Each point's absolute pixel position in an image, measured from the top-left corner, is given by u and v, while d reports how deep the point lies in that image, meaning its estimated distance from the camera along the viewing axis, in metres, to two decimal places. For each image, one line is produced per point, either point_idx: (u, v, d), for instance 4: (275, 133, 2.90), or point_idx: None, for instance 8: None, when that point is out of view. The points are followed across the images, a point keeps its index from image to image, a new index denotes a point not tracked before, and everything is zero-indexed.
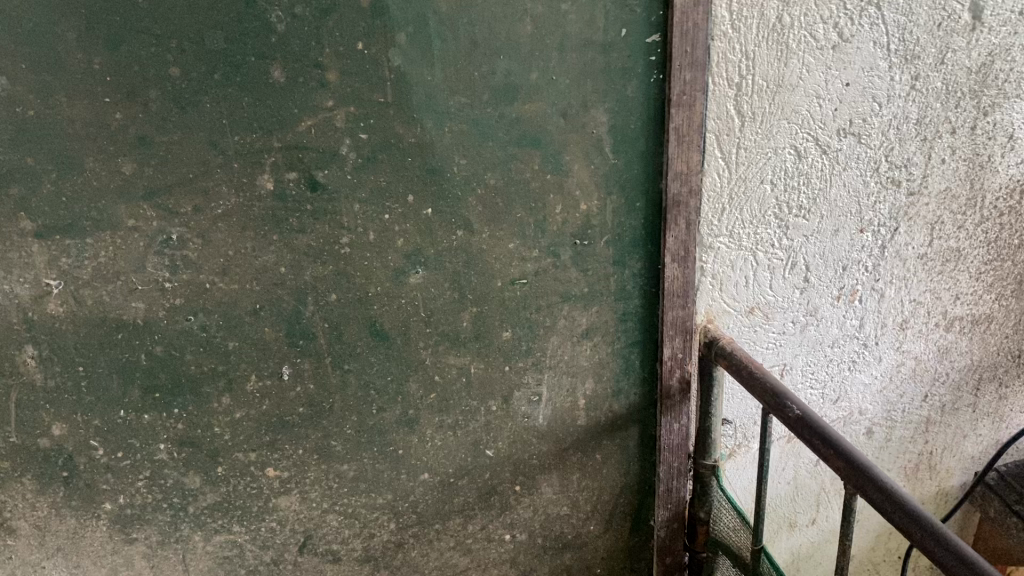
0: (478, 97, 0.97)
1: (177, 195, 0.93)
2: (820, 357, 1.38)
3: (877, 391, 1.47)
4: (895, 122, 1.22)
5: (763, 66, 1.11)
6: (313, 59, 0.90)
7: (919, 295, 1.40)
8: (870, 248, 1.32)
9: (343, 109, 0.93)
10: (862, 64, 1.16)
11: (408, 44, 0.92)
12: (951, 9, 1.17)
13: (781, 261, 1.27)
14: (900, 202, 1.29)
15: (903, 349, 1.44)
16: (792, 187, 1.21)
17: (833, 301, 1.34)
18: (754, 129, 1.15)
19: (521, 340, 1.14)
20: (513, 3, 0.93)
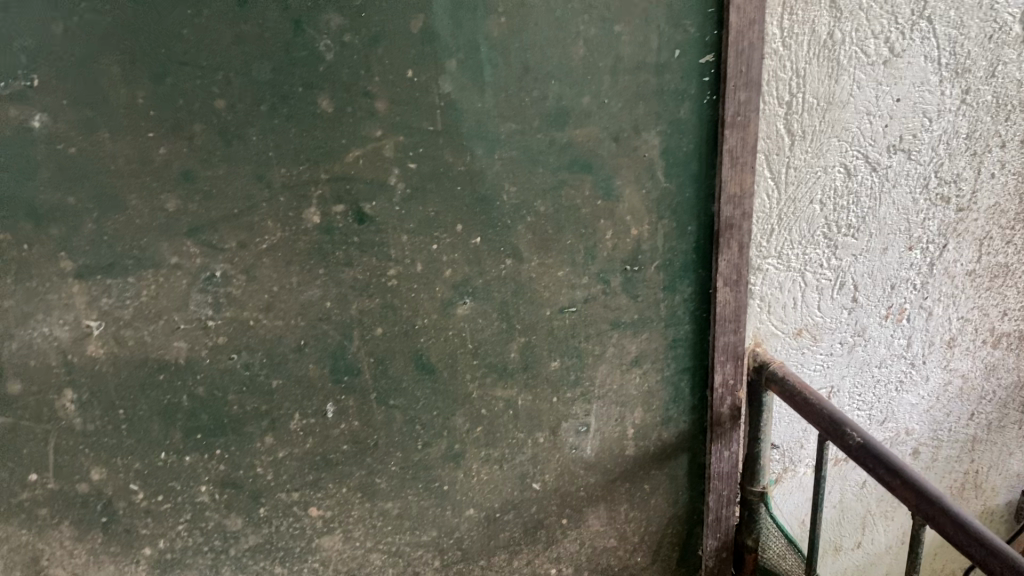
0: (529, 122, 0.94)
1: (222, 231, 0.90)
2: (867, 378, 1.35)
3: (924, 411, 1.43)
4: (946, 137, 1.19)
5: (813, 83, 1.08)
6: (362, 88, 0.87)
7: (967, 311, 1.36)
8: (919, 266, 1.28)
9: (391, 139, 0.90)
10: (913, 79, 1.13)
11: (459, 70, 0.89)
12: (1001, 21, 1.14)
13: (829, 281, 1.24)
14: (950, 217, 1.26)
15: (950, 367, 1.41)
16: (841, 206, 1.18)
17: (881, 320, 1.31)
18: (804, 148, 1.12)
19: (570, 370, 1.10)
20: (566, 27, 0.90)
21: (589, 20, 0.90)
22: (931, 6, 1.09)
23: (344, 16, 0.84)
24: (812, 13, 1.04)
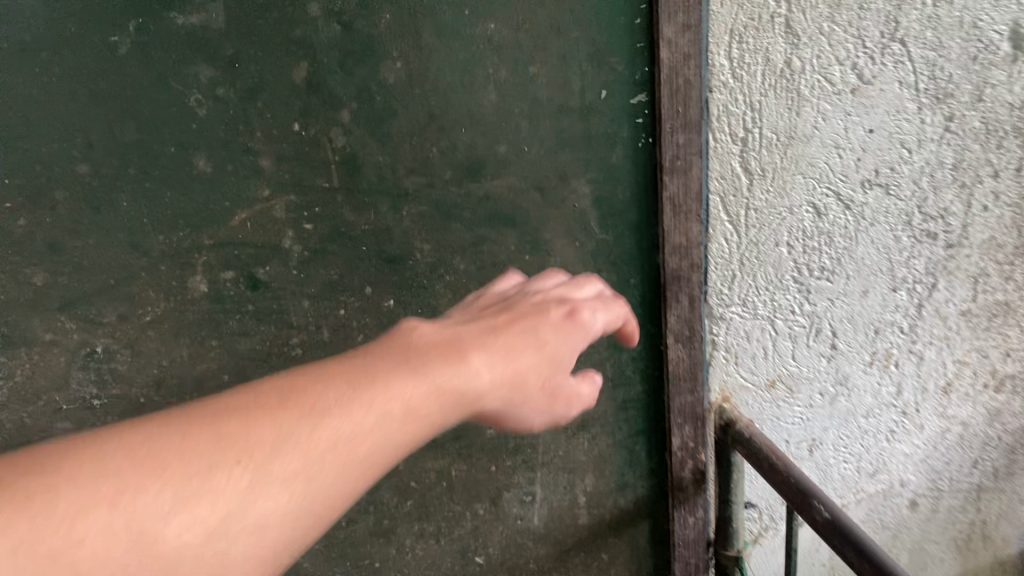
0: (439, 175, 0.84)
1: (99, 304, 0.82)
2: (853, 429, 1.24)
3: (919, 461, 1.31)
4: (929, 170, 1.05)
5: (770, 117, 0.98)
6: (243, 144, 0.78)
7: (963, 353, 1.22)
8: (905, 308, 1.15)
9: (281, 198, 0.81)
10: (887, 108, 1.00)
11: (354, 122, 0.80)
12: (988, 40, 0.98)
13: (803, 328, 1.13)
14: (938, 256, 1.12)
15: (947, 414, 1.28)
16: (812, 248, 1.07)
17: (865, 366, 1.19)
18: (765, 188, 1.02)
19: (508, 437, 1.01)
20: (472, 69, 0.80)
21: (500, 61, 0.80)
22: (903, 26, 0.95)
23: (216, 68, 0.75)
24: (766, 41, 0.94)
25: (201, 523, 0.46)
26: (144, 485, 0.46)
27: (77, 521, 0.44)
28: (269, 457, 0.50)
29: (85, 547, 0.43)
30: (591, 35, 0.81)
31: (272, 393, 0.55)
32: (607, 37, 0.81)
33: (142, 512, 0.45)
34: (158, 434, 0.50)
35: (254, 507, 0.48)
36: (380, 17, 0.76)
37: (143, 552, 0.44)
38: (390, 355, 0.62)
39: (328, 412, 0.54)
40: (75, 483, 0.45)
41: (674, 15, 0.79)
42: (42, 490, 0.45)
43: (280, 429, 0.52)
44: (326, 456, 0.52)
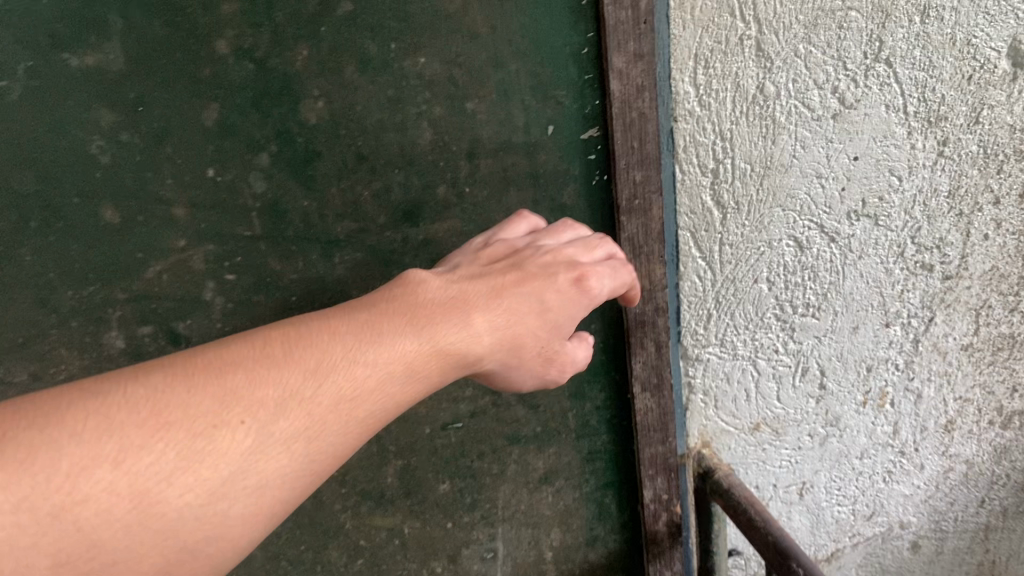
0: (373, 220, 0.77)
1: (7, 362, 0.76)
2: (846, 471, 1.15)
3: (920, 501, 1.21)
4: (921, 198, 0.96)
5: (742, 146, 0.89)
6: (153, 193, 0.72)
7: (965, 392, 1.12)
8: (901, 345, 1.06)
9: (198, 249, 0.75)
10: (872, 133, 0.91)
11: (273, 166, 0.73)
12: (983, 58, 0.90)
13: (788, 368, 1.04)
14: (934, 287, 1.02)
15: (949, 453, 1.17)
16: (794, 283, 0.98)
17: (858, 407, 1.09)
18: (739, 222, 0.93)
19: (464, 492, 0.94)
20: (402, 106, 0.73)
21: (432, 97, 0.73)
22: (888, 45, 0.87)
23: (118, 111, 0.69)
24: (735, 66, 0.86)
25: (203, 483, 0.44)
26: (145, 443, 0.43)
27: (75, 483, 0.41)
28: (270, 418, 0.48)
29: (84, 510, 0.41)
30: (533, 66, 0.74)
31: (270, 345, 0.52)
32: (551, 68, 0.74)
33: (145, 474, 0.43)
34: (153, 386, 0.46)
35: (257, 467, 0.46)
36: (297, 52, 0.69)
37: (145, 517, 0.42)
38: (392, 309, 0.59)
39: (331, 370, 0.51)
40: (71, 439, 0.42)
41: (625, 44, 0.72)
42: (35, 445, 0.41)
43: (282, 386, 0.49)
44: (327, 417, 0.50)
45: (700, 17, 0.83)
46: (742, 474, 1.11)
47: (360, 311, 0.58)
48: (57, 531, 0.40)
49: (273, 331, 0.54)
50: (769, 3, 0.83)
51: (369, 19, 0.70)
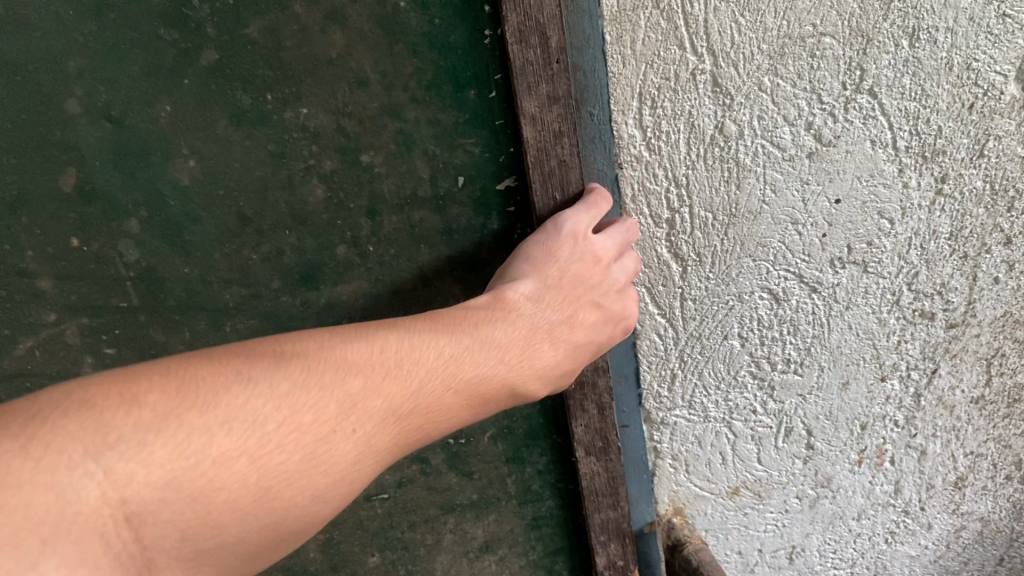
0: (265, 285, 0.69)
1: None
2: (842, 533, 0.96)
3: (930, 561, 1.00)
4: (918, 241, 0.77)
5: (701, 193, 0.72)
6: (13, 265, 0.66)
7: (977, 448, 0.91)
8: (898, 401, 0.87)
9: (72, 321, 0.68)
10: (856, 171, 0.72)
11: (145, 232, 0.66)
12: (986, 83, 0.69)
13: (768, 429, 0.87)
14: (937, 337, 0.83)
15: (961, 511, 0.96)
16: (771, 339, 0.81)
17: (852, 467, 0.91)
18: (702, 275, 0.77)
19: (397, 563, 0.87)
20: (286, 161, 0.65)
21: (321, 151, 0.65)
22: (872, 73, 0.68)
23: None
24: (688, 104, 0.68)
25: (311, 487, 0.45)
26: (277, 442, 0.43)
27: (218, 471, 0.40)
28: (369, 432, 0.49)
29: (223, 497, 0.40)
30: (436, 113, 0.65)
31: (379, 353, 0.52)
32: (456, 114, 0.65)
33: (271, 474, 0.43)
34: (290, 381, 0.45)
35: (347, 477, 0.47)
36: (158, 109, 0.62)
37: (260, 511, 0.42)
38: (483, 325, 0.59)
39: (421, 391, 0.53)
40: (222, 422, 0.41)
41: (537, 87, 0.63)
42: (191, 423, 0.40)
43: (383, 403, 0.50)
44: (400, 435, 0.52)
45: (643, 49, 0.66)
46: (720, 540, 0.95)
47: (452, 328, 0.58)
48: (195, 511, 0.39)
49: (379, 333, 0.53)
50: (726, 30, 0.65)
51: (239, 69, 0.61)
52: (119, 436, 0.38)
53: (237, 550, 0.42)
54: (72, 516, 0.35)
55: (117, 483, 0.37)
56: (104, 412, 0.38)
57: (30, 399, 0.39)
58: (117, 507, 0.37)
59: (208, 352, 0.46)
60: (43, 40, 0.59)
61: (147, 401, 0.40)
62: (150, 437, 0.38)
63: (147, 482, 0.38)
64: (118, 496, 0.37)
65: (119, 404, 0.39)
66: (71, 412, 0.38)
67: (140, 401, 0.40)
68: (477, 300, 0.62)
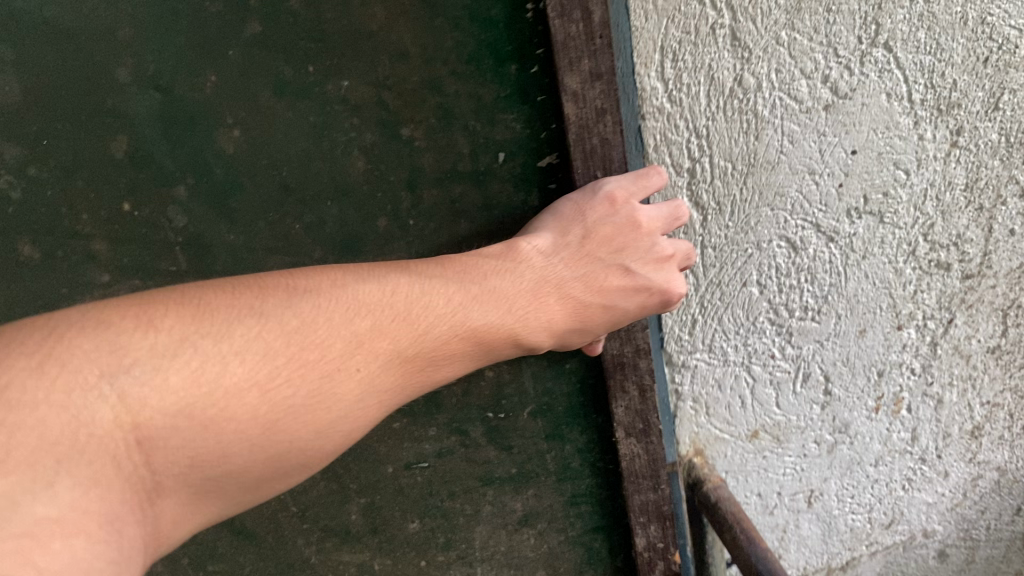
0: (308, 255, 0.70)
1: None
2: (859, 479, 0.91)
3: (946, 510, 0.97)
4: (933, 192, 0.75)
5: (721, 143, 0.70)
6: (69, 228, 0.68)
7: (992, 396, 0.89)
8: (915, 349, 0.83)
9: (124, 284, 0.71)
10: (871, 125, 0.71)
11: (192, 198, 0.68)
12: (1001, 37, 0.69)
13: (787, 374, 0.82)
14: (953, 288, 0.81)
15: (978, 460, 0.93)
16: (789, 287, 0.77)
17: (870, 414, 0.86)
18: (722, 223, 0.73)
19: (436, 530, 0.89)
20: (329, 132, 0.66)
21: (361, 123, 0.66)
22: (886, 28, 0.67)
23: (22, 145, 0.65)
24: (709, 57, 0.67)
25: (315, 421, 0.49)
26: (286, 376, 0.47)
27: (229, 400, 0.44)
28: (374, 372, 0.52)
29: (231, 427, 0.44)
30: (476, 88, 0.65)
31: (393, 295, 0.55)
32: (496, 89, 0.65)
33: (278, 406, 0.46)
34: (301, 319, 0.48)
35: (350, 414, 0.51)
36: (204, 79, 0.63)
37: (266, 441, 0.46)
38: (495, 279, 0.61)
39: (429, 336, 0.56)
40: (236, 353, 0.45)
41: (578, 63, 0.61)
42: (204, 351, 0.44)
43: (391, 345, 0.53)
44: (406, 376, 0.56)
45: (664, 4, 0.65)
46: (738, 483, 0.88)
47: (463, 277, 0.60)
48: (205, 439, 0.43)
49: (394, 275, 0.56)
50: None
51: (281, 41, 0.62)
52: (134, 361, 0.42)
53: (243, 476, 0.47)
54: (85, 437, 0.40)
55: (130, 407, 0.41)
56: (124, 334, 0.43)
57: (50, 316, 0.44)
58: (129, 430, 0.41)
59: (231, 283, 0.50)
60: (95, 11, 0.61)
61: (163, 327, 0.44)
62: (164, 363, 0.42)
63: (160, 408, 0.42)
64: (132, 420, 0.41)
65: (138, 327, 0.43)
66: (92, 333, 0.42)
67: (158, 326, 0.44)
68: (492, 249, 0.64)
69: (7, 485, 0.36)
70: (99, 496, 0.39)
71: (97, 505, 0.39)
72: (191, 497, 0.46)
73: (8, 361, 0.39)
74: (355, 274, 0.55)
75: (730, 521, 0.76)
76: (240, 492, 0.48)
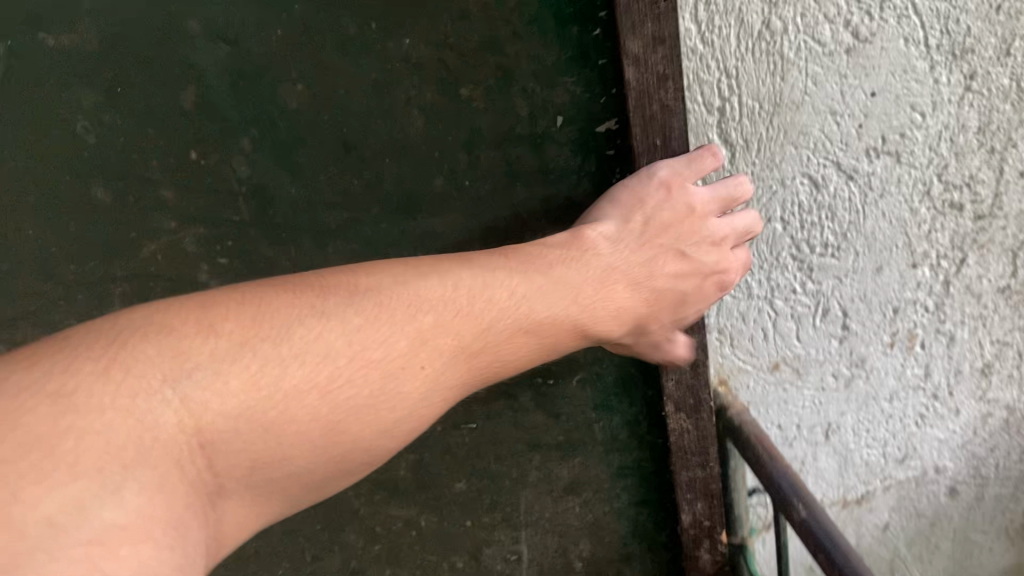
0: (366, 211, 0.71)
1: (21, 330, 0.79)
2: (875, 416, 0.84)
3: (958, 448, 0.87)
4: (948, 134, 0.70)
5: (750, 82, 0.67)
6: (138, 174, 0.70)
7: (1002, 336, 0.80)
8: (929, 287, 0.77)
9: (189, 231, 0.73)
10: (889, 69, 0.67)
11: (256, 150, 0.69)
12: None
13: (807, 308, 0.77)
14: (966, 229, 0.74)
15: (988, 398, 0.84)
16: (810, 224, 0.73)
17: (884, 349, 0.80)
18: (749, 160, 0.70)
19: (482, 492, 0.90)
20: (390, 90, 0.66)
21: (422, 83, 0.66)
22: None
23: (97, 92, 0.67)
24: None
25: (378, 421, 0.54)
26: (346, 377, 0.52)
27: (290, 402, 0.50)
28: (438, 369, 0.57)
29: (291, 429, 0.50)
30: (536, 50, 0.64)
31: (454, 293, 0.59)
32: (557, 52, 0.64)
33: (337, 410, 0.52)
34: (362, 318, 0.54)
35: (413, 409, 0.56)
36: (271, 33, 0.64)
37: (328, 440, 0.52)
38: (556, 275, 0.64)
39: (489, 334, 0.60)
40: (296, 354, 0.51)
41: (641, 26, 0.61)
42: (265, 354, 0.50)
43: (452, 341, 0.58)
44: (468, 372, 0.60)
45: None
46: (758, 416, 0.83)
47: (528, 267, 0.63)
48: (266, 437, 0.49)
49: (450, 274, 0.60)
50: None
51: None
52: (195, 365, 0.48)
53: (306, 475, 0.53)
54: (151, 442, 0.45)
55: (192, 411, 0.47)
56: (184, 340, 0.48)
57: (114, 321, 0.49)
58: (191, 434, 0.47)
59: (294, 283, 0.55)
60: None
61: (222, 333, 0.49)
62: (224, 367, 0.48)
63: (222, 410, 0.48)
64: (194, 426, 0.47)
65: (199, 331, 0.49)
66: (154, 338, 0.48)
67: (220, 331, 0.49)
68: (557, 237, 0.67)
69: (77, 489, 0.42)
70: (163, 502, 0.45)
71: (160, 511, 0.44)
72: (254, 493, 0.52)
73: (75, 366, 0.45)
74: (412, 270, 0.59)
75: (752, 441, 0.75)
76: (312, 485, 0.54)
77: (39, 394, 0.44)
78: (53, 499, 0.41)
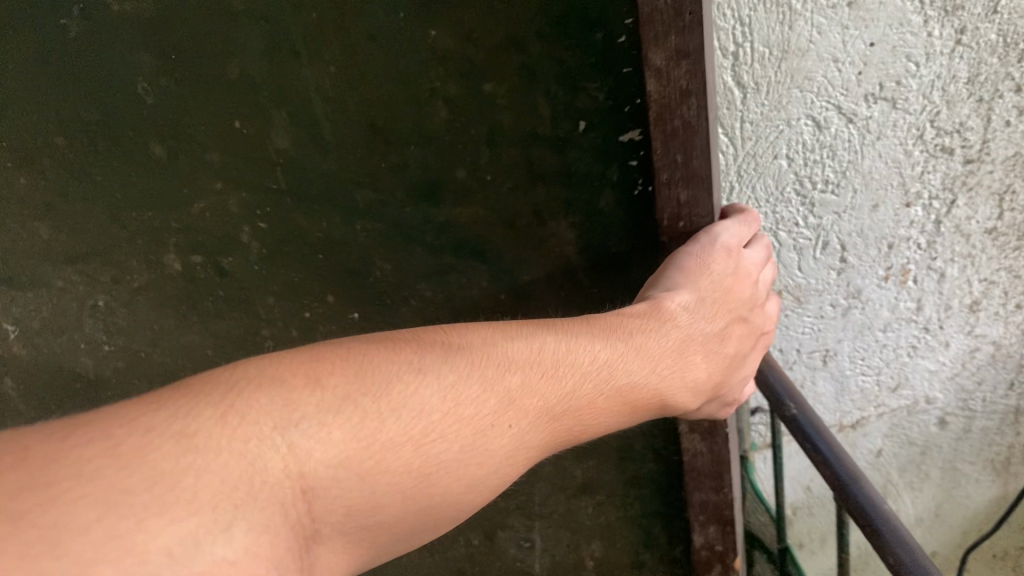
0: (392, 194, 0.73)
1: (95, 264, 0.89)
2: (871, 343, 0.85)
3: (946, 378, 0.90)
4: (938, 86, 0.66)
5: (762, 29, 0.63)
6: (189, 135, 0.75)
7: (990, 274, 0.80)
8: (923, 225, 0.76)
9: (233, 194, 0.78)
10: (887, 20, 0.63)
11: (291, 124, 0.71)
12: None
13: (808, 241, 0.76)
14: (957, 171, 0.72)
15: (975, 333, 0.85)
16: (810, 162, 0.71)
17: (879, 282, 0.80)
18: (759, 103, 0.67)
19: None
20: (416, 79, 0.66)
21: (447, 76, 0.65)
22: None
23: (154, 55, 0.71)
24: None
25: (464, 477, 0.44)
26: (439, 432, 0.43)
27: (384, 454, 0.41)
28: (524, 430, 0.47)
29: (387, 480, 0.41)
30: (559, 52, 0.62)
31: (541, 355, 0.50)
32: (581, 56, 0.62)
33: (433, 463, 0.43)
34: (457, 374, 0.46)
35: (502, 468, 0.46)
36: (304, 12, 0.65)
37: (418, 496, 0.42)
38: (646, 336, 0.55)
39: (578, 396, 0.51)
40: (393, 407, 0.42)
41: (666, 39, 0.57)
42: (365, 408, 0.41)
43: (541, 401, 0.49)
44: (555, 438, 0.51)
45: None
46: None
47: (612, 332, 0.54)
48: (360, 490, 0.40)
49: (539, 330, 0.52)
50: None
51: None
52: (304, 414, 0.39)
53: (396, 525, 0.43)
54: (258, 484, 0.37)
55: (300, 459, 0.38)
56: (293, 392, 0.40)
57: (237, 365, 0.42)
58: (296, 480, 0.38)
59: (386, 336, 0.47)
60: None
61: (328, 384, 0.41)
62: (329, 418, 0.40)
63: (325, 460, 0.39)
64: (297, 471, 0.38)
65: (305, 383, 0.41)
66: (267, 388, 0.40)
67: (325, 383, 0.41)
68: (636, 307, 0.58)
69: (188, 525, 0.33)
70: (269, 544, 0.36)
71: (267, 549, 0.35)
72: (347, 545, 0.41)
73: (194, 408, 0.38)
74: (494, 326, 0.51)
75: None
76: (389, 543, 0.43)
77: (161, 432, 0.36)
78: (168, 532, 0.33)
